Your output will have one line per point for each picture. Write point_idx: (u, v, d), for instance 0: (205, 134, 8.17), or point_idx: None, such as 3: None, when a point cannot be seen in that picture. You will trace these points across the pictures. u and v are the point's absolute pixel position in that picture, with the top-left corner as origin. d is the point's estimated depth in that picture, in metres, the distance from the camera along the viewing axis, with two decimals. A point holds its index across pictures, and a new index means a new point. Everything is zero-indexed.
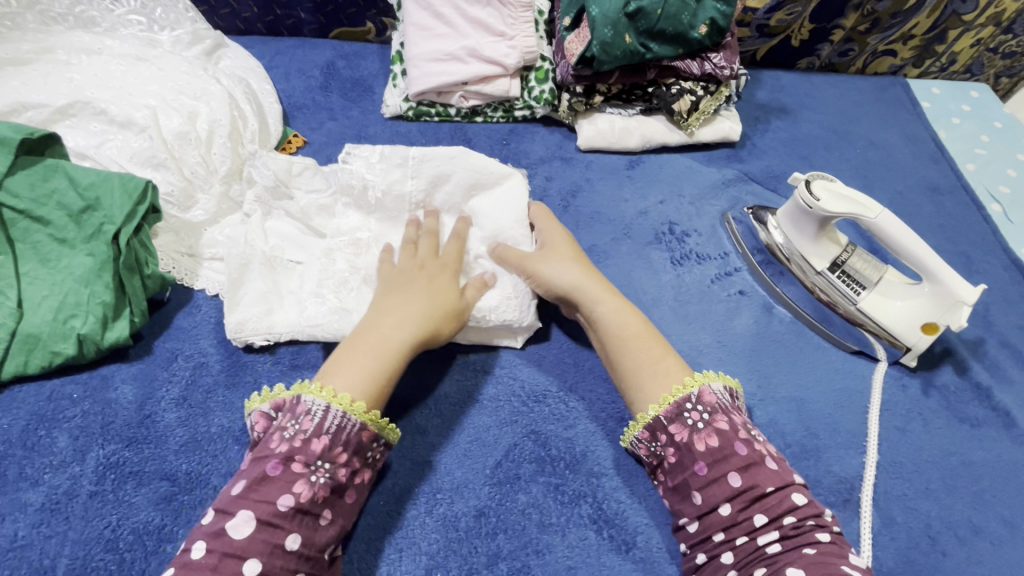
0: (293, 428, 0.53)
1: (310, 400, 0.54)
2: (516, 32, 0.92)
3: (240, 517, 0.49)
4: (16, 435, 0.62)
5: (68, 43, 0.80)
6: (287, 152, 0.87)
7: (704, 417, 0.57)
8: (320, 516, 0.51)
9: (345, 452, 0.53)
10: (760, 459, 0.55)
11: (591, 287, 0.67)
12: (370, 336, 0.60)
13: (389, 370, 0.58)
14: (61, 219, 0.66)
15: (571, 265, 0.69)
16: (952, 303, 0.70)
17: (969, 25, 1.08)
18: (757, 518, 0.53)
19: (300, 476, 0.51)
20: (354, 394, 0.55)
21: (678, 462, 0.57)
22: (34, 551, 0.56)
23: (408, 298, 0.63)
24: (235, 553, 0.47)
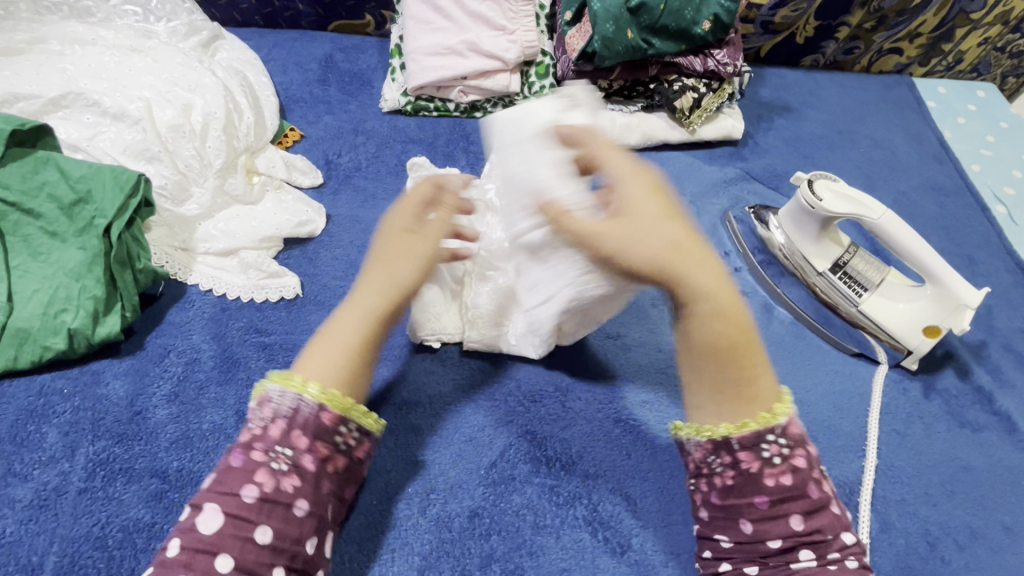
0: (255, 416, 0.50)
1: (271, 389, 0.50)
2: (516, 26, 0.91)
3: (207, 510, 0.46)
4: (5, 430, 0.61)
5: (62, 33, 0.79)
6: (283, 147, 0.87)
7: (782, 452, 0.48)
8: (292, 506, 0.47)
9: (305, 436, 0.49)
10: (826, 503, 0.48)
11: (686, 279, 0.47)
12: (334, 324, 0.54)
13: (348, 347, 0.53)
14: (52, 211, 0.65)
15: (660, 251, 0.47)
16: (955, 306, 0.70)
17: (976, 24, 1.06)
18: (807, 558, 0.47)
19: (261, 465, 0.48)
20: (310, 378, 0.51)
21: (737, 486, 0.48)
22: (23, 548, 0.55)
23: (373, 266, 0.57)
24: (206, 549, 0.45)
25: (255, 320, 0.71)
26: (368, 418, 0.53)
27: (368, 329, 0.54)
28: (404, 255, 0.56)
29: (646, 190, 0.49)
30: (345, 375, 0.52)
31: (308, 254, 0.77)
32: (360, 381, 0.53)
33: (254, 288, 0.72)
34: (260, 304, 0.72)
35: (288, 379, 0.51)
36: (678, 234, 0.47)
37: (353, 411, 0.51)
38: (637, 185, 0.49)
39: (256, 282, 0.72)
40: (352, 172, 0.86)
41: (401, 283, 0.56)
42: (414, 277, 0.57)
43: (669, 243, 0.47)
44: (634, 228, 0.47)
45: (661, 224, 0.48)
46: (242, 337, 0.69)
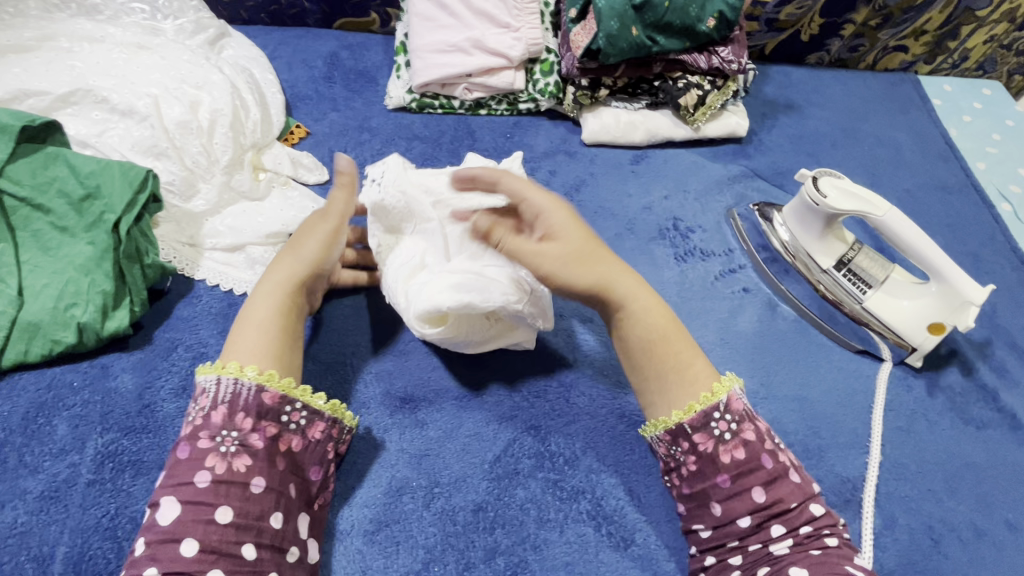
0: (194, 410, 0.54)
1: (205, 380, 0.54)
2: (521, 24, 0.91)
3: (165, 504, 0.49)
4: (16, 422, 0.62)
5: (71, 31, 0.80)
6: (289, 144, 0.87)
7: (731, 427, 0.56)
8: (248, 484, 0.51)
9: (249, 418, 0.53)
10: (785, 472, 0.54)
11: (612, 287, 0.60)
12: (249, 311, 0.59)
13: (263, 321, 0.58)
14: (62, 207, 0.66)
15: (581, 267, 0.58)
16: (959, 303, 0.70)
17: (982, 22, 1.06)
18: (776, 529, 0.53)
19: (209, 451, 0.51)
20: (245, 364, 0.55)
21: (698, 470, 0.56)
22: (34, 539, 0.56)
23: (280, 259, 0.63)
24: (169, 537, 0.48)
25: None
26: (315, 398, 0.57)
27: (280, 303, 0.60)
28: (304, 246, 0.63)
29: (565, 208, 0.59)
30: (269, 350, 0.57)
31: None
32: (287, 354, 0.58)
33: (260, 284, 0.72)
34: None
35: (221, 367, 0.55)
36: (598, 251, 0.60)
37: (294, 389, 0.56)
38: (558, 206, 0.59)
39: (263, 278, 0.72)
40: (357, 168, 0.86)
41: (308, 259, 0.63)
42: (317, 260, 0.63)
43: (589, 259, 0.59)
44: (565, 249, 0.58)
45: (584, 240, 0.59)
46: None
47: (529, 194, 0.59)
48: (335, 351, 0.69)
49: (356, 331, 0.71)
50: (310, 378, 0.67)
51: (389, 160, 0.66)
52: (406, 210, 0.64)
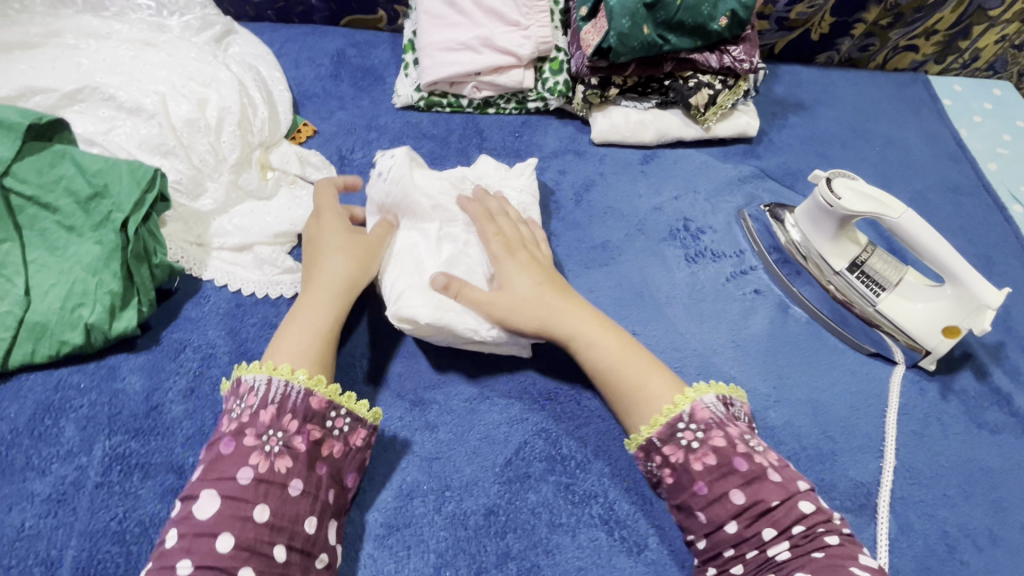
0: (240, 407, 0.54)
1: (252, 379, 0.55)
2: (531, 22, 0.89)
3: (204, 497, 0.49)
4: (23, 424, 0.61)
5: (77, 27, 0.79)
6: (297, 142, 0.87)
7: (697, 436, 0.56)
8: (287, 485, 0.51)
9: (295, 419, 0.53)
10: (763, 473, 0.54)
11: (560, 323, 0.63)
12: (298, 316, 0.61)
13: (320, 328, 0.61)
14: (69, 206, 0.65)
15: (530, 308, 0.63)
16: (975, 306, 0.69)
17: (994, 21, 1.05)
18: (767, 532, 0.52)
19: (254, 448, 0.51)
20: (295, 367, 0.56)
21: (676, 482, 0.56)
22: (42, 542, 0.55)
23: (325, 263, 0.65)
24: (206, 531, 0.47)
25: (270, 316, 0.71)
26: (359, 406, 0.57)
27: (333, 312, 0.62)
28: (355, 255, 0.66)
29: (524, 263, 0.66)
30: (316, 359, 0.58)
31: None
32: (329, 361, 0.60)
33: (269, 284, 0.72)
34: (275, 300, 0.72)
35: (272, 368, 0.55)
36: (546, 296, 0.64)
37: (339, 396, 0.56)
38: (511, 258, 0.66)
39: (273, 278, 0.72)
40: (366, 168, 0.86)
41: (353, 271, 0.65)
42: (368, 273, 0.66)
43: (541, 300, 0.64)
44: (510, 295, 0.64)
45: (534, 286, 0.65)
46: (257, 332, 0.69)
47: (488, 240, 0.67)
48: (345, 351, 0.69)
49: (368, 331, 0.70)
50: None
51: (398, 157, 0.70)
52: (405, 208, 0.69)
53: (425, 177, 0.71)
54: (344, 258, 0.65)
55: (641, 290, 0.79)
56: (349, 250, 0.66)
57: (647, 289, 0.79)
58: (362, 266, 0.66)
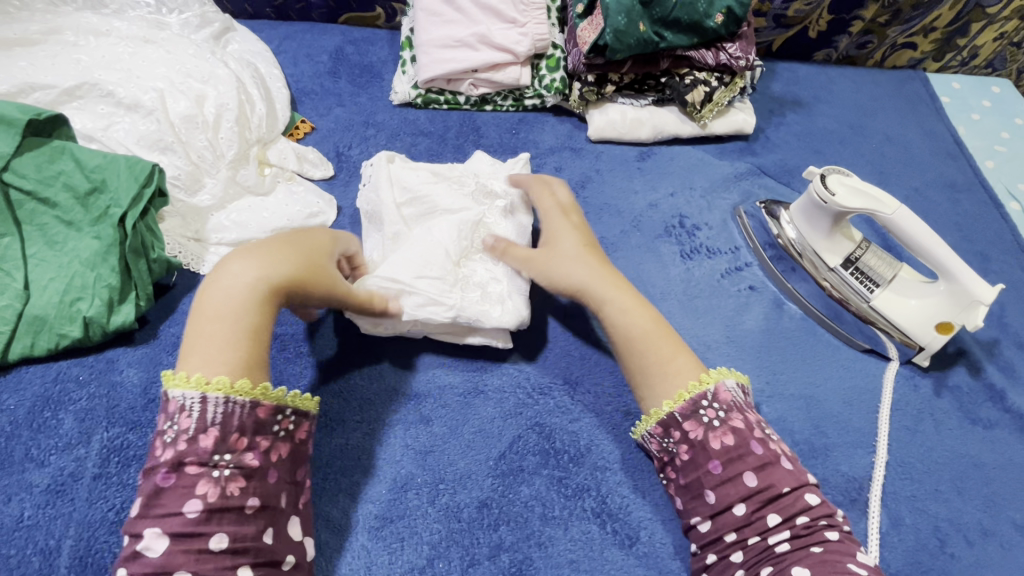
0: (174, 430, 0.49)
1: (181, 397, 0.49)
2: (527, 19, 0.90)
3: (150, 535, 0.47)
4: (22, 416, 0.62)
5: (76, 24, 0.80)
6: (294, 138, 0.87)
7: (719, 415, 0.56)
8: (242, 507, 0.49)
9: (243, 437, 0.50)
10: (775, 459, 0.55)
11: (600, 285, 0.65)
12: (221, 307, 0.53)
13: (246, 326, 0.53)
14: (67, 201, 0.66)
15: (575, 266, 0.66)
16: (968, 302, 0.69)
17: (992, 19, 1.05)
18: (772, 518, 0.52)
19: (201, 477, 0.48)
20: (234, 377, 0.51)
21: (691, 460, 0.57)
22: (40, 532, 0.56)
23: (274, 256, 0.57)
24: (159, 570, 0.46)
25: None
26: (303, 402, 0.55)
27: (261, 310, 0.54)
28: (300, 258, 0.58)
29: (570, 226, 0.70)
30: (241, 363, 0.51)
31: None
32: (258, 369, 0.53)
33: None
34: None
35: (206, 383, 0.50)
36: (591, 260, 0.67)
37: (287, 398, 0.53)
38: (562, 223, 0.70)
39: None
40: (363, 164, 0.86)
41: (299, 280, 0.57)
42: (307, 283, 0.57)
43: (589, 260, 0.67)
44: (563, 252, 0.67)
45: (581, 249, 0.68)
46: None
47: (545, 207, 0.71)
48: (338, 347, 0.69)
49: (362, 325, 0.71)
50: (315, 374, 0.67)
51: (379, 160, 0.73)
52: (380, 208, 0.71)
53: (405, 172, 0.73)
54: (291, 261, 0.57)
55: (636, 285, 0.80)
56: (301, 256, 0.59)
57: (642, 284, 0.80)
58: (304, 273, 0.57)
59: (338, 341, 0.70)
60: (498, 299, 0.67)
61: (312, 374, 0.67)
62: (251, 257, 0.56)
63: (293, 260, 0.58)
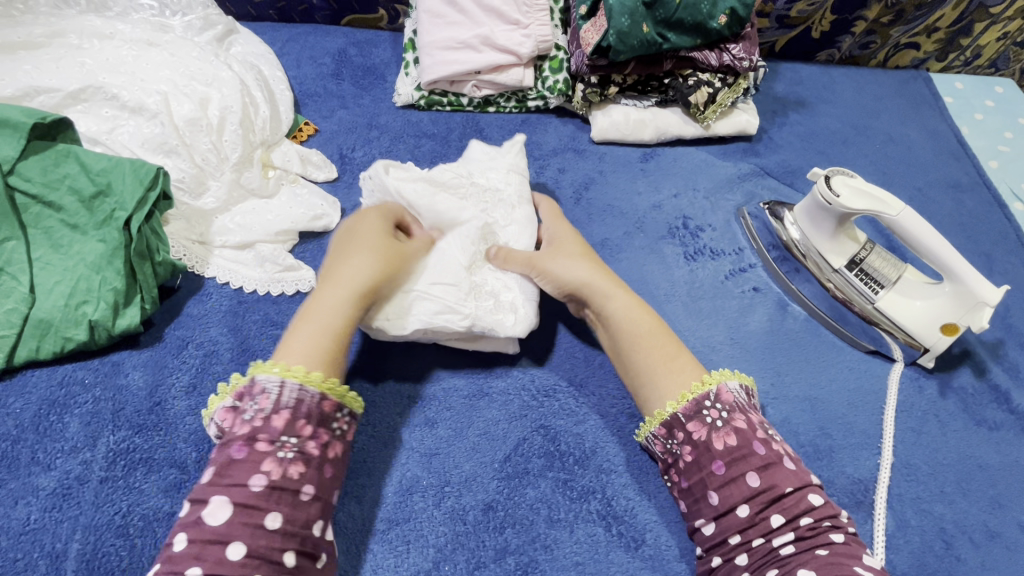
0: (251, 409, 0.51)
1: (265, 379, 0.52)
2: (530, 20, 0.90)
3: (215, 503, 0.47)
4: (28, 420, 0.62)
5: (81, 27, 0.80)
6: (298, 141, 0.87)
7: (722, 416, 0.57)
8: (299, 491, 0.49)
9: (309, 424, 0.52)
10: (778, 459, 0.55)
11: (601, 285, 0.66)
12: (313, 307, 0.58)
13: (333, 328, 0.57)
14: (72, 204, 0.66)
15: (584, 261, 0.68)
16: (974, 303, 0.69)
17: (995, 19, 1.05)
18: (774, 519, 0.52)
19: (267, 455, 0.49)
20: (310, 369, 0.54)
21: (694, 461, 0.57)
22: (47, 536, 0.56)
23: (358, 254, 0.61)
24: (217, 539, 0.46)
25: (272, 313, 0.71)
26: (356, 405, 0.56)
27: (349, 312, 0.58)
28: (382, 254, 0.62)
29: (575, 234, 0.73)
30: (327, 365, 0.55)
31: (324, 248, 0.77)
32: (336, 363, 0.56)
33: (269, 282, 0.72)
34: (277, 297, 0.72)
35: (285, 370, 0.52)
36: (592, 264, 0.68)
37: (349, 398, 0.55)
38: (568, 229, 0.73)
39: (273, 276, 0.72)
40: (365, 166, 0.86)
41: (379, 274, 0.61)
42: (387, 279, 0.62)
43: (595, 259, 0.69)
44: (563, 253, 0.69)
45: (580, 254, 0.70)
46: (259, 330, 0.70)
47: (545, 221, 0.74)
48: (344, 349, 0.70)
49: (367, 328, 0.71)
50: None
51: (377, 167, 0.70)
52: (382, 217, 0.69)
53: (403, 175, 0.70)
54: (372, 257, 0.61)
55: (639, 286, 0.80)
56: (374, 252, 0.62)
57: (645, 286, 0.80)
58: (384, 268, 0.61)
59: None
60: (509, 304, 0.66)
61: None
62: (344, 258, 0.61)
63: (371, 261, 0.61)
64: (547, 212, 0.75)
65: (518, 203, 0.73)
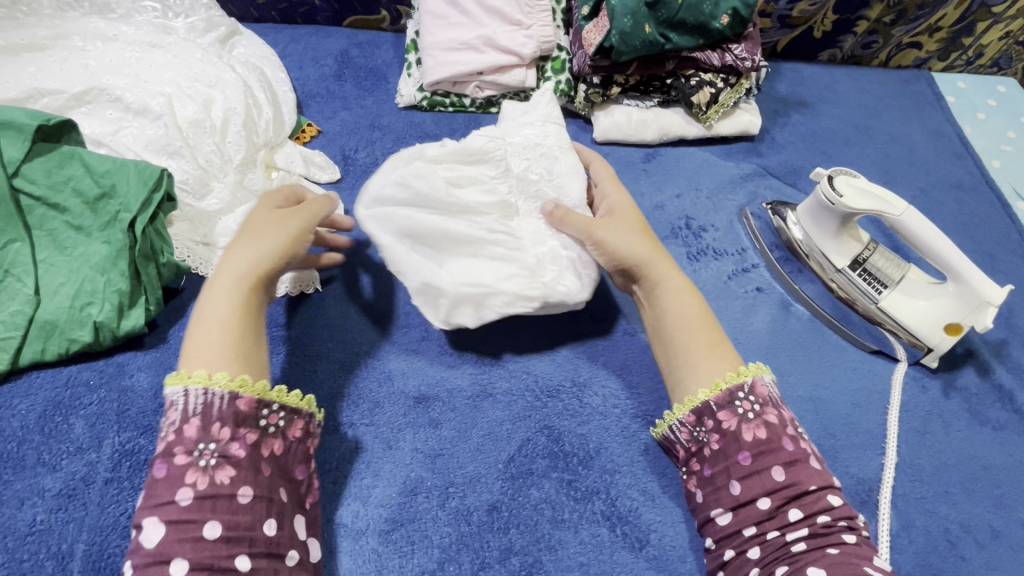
0: (166, 426, 0.51)
1: (172, 394, 0.51)
2: (532, 21, 0.90)
3: (147, 525, 0.47)
4: (33, 421, 0.62)
5: (85, 29, 0.80)
6: (300, 142, 0.87)
7: (754, 408, 0.57)
8: (235, 495, 0.48)
9: (225, 427, 0.50)
10: (805, 457, 0.55)
11: (656, 264, 0.66)
12: (204, 308, 0.56)
13: (224, 319, 0.55)
14: (77, 206, 0.66)
15: (638, 238, 0.67)
16: (977, 303, 0.69)
17: (998, 18, 1.05)
18: (793, 513, 0.53)
19: (188, 466, 0.48)
20: (214, 370, 0.52)
21: (721, 449, 0.57)
22: (53, 537, 0.56)
23: (237, 244, 0.59)
24: (156, 559, 0.45)
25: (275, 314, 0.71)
26: (291, 397, 0.55)
27: (240, 300, 0.56)
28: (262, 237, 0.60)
29: (633, 204, 0.71)
30: (234, 354, 0.53)
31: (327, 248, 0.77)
32: (245, 353, 0.54)
33: None
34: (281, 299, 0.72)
35: (186, 377, 0.51)
36: (647, 241, 0.67)
37: (270, 392, 0.53)
38: (625, 198, 0.71)
39: None
40: (368, 167, 0.86)
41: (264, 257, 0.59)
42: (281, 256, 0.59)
43: (648, 236, 0.68)
44: (620, 225, 0.67)
45: (637, 228, 0.68)
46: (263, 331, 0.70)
47: (604, 185, 0.72)
48: (349, 350, 0.70)
49: (371, 329, 0.72)
50: (325, 378, 0.68)
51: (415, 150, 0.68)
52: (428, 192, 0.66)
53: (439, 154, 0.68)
54: (252, 242, 0.59)
55: None
56: (256, 234, 0.60)
57: None
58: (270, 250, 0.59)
59: (349, 346, 0.70)
60: (571, 264, 0.66)
61: (321, 377, 0.67)
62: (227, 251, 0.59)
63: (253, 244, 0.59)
64: (607, 177, 0.73)
65: (562, 153, 0.70)
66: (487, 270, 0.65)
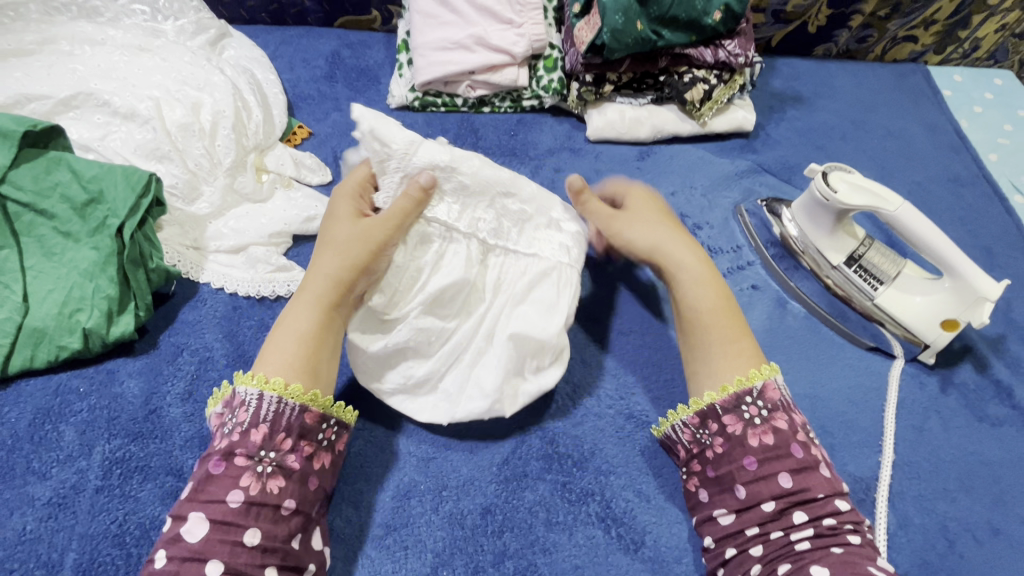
0: (233, 422, 0.52)
1: (246, 392, 0.52)
2: (524, 19, 0.89)
3: (192, 520, 0.48)
4: (22, 429, 0.61)
5: (72, 33, 0.80)
6: (292, 144, 0.87)
7: (762, 413, 0.56)
8: (279, 506, 0.49)
9: (289, 439, 0.52)
10: (815, 464, 0.54)
11: (675, 253, 0.65)
12: (285, 321, 0.57)
13: (303, 332, 0.56)
14: (64, 212, 0.66)
15: (651, 229, 0.66)
16: (974, 298, 0.69)
17: (993, 10, 1.04)
18: (797, 516, 0.52)
19: (245, 469, 0.49)
20: (290, 379, 0.53)
21: (725, 453, 0.56)
22: (43, 545, 0.56)
23: (324, 253, 0.60)
24: (195, 556, 0.46)
25: (266, 318, 0.71)
26: (347, 413, 0.57)
27: (320, 315, 0.57)
28: (348, 249, 0.59)
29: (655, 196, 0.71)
30: (304, 366, 0.54)
31: None
32: (315, 368, 0.55)
33: (260, 283, 0.72)
34: (271, 301, 0.72)
35: (263, 381, 0.52)
36: (667, 230, 0.67)
37: (333, 407, 0.55)
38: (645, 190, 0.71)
39: (264, 276, 0.72)
40: None
41: (351, 267, 0.58)
42: (364, 266, 0.59)
43: (668, 226, 0.67)
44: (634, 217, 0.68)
45: (659, 220, 0.68)
46: (254, 335, 0.70)
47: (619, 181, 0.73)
48: None
49: None
50: None
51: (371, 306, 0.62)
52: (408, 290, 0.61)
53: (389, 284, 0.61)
54: (335, 254, 0.59)
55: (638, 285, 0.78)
56: (339, 248, 0.59)
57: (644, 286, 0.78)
58: (353, 265, 0.59)
59: None
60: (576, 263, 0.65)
61: None
62: (319, 256, 0.60)
63: (332, 260, 0.59)
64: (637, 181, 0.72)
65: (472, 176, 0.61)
66: (539, 310, 0.63)
